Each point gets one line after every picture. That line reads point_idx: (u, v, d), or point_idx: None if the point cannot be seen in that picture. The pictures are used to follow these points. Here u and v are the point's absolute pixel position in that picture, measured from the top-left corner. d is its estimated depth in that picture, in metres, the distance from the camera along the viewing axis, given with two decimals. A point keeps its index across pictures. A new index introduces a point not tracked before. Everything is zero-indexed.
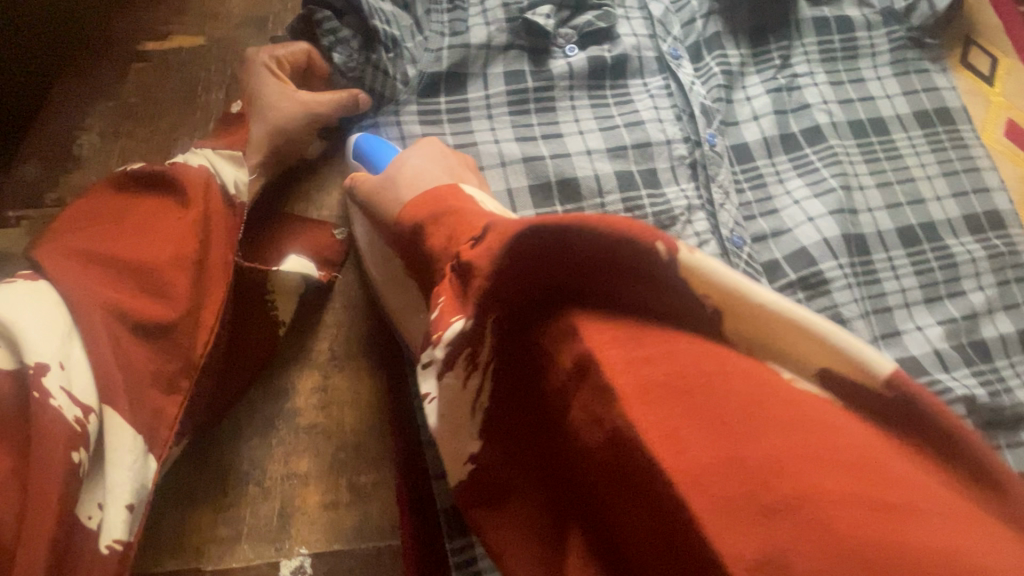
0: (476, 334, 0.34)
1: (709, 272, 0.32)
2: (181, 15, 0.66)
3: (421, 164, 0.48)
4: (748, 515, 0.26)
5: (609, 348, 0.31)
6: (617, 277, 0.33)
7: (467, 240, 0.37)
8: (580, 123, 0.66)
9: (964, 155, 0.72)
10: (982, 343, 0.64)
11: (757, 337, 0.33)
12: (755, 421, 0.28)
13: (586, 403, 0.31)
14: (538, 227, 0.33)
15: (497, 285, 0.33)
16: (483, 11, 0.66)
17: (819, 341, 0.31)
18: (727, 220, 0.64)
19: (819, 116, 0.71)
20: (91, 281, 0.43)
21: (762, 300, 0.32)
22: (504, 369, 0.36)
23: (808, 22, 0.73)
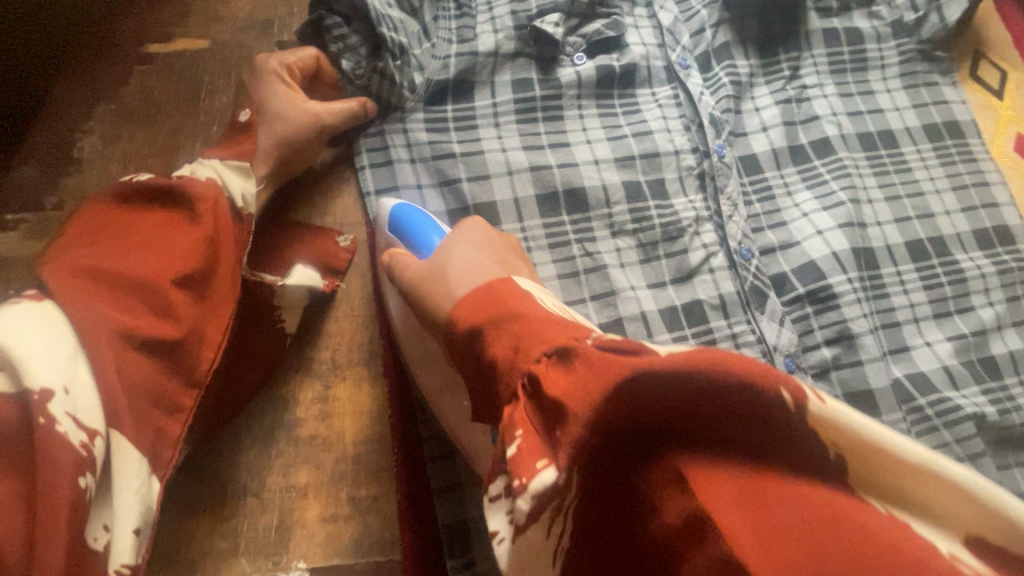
0: (565, 485, 0.29)
1: (842, 426, 0.27)
2: (185, 18, 0.65)
3: (473, 257, 0.45)
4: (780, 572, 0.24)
5: (720, 498, 0.27)
6: (719, 418, 0.28)
7: (540, 356, 0.32)
8: (588, 133, 0.65)
9: (973, 168, 0.72)
10: (991, 360, 0.63)
11: (895, 494, 0.28)
12: (828, 512, 0.26)
13: (696, 561, 0.26)
14: (641, 371, 0.28)
15: (591, 431, 0.29)
16: (492, 18, 0.65)
17: (976, 505, 0.27)
18: (736, 232, 0.63)
19: (827, 128, 0.70)
20: (94, 296, 0.42)
21: (906, 456, 0.27)
22: (593, 504, 0.31)
23: (818, 33, 0.73)
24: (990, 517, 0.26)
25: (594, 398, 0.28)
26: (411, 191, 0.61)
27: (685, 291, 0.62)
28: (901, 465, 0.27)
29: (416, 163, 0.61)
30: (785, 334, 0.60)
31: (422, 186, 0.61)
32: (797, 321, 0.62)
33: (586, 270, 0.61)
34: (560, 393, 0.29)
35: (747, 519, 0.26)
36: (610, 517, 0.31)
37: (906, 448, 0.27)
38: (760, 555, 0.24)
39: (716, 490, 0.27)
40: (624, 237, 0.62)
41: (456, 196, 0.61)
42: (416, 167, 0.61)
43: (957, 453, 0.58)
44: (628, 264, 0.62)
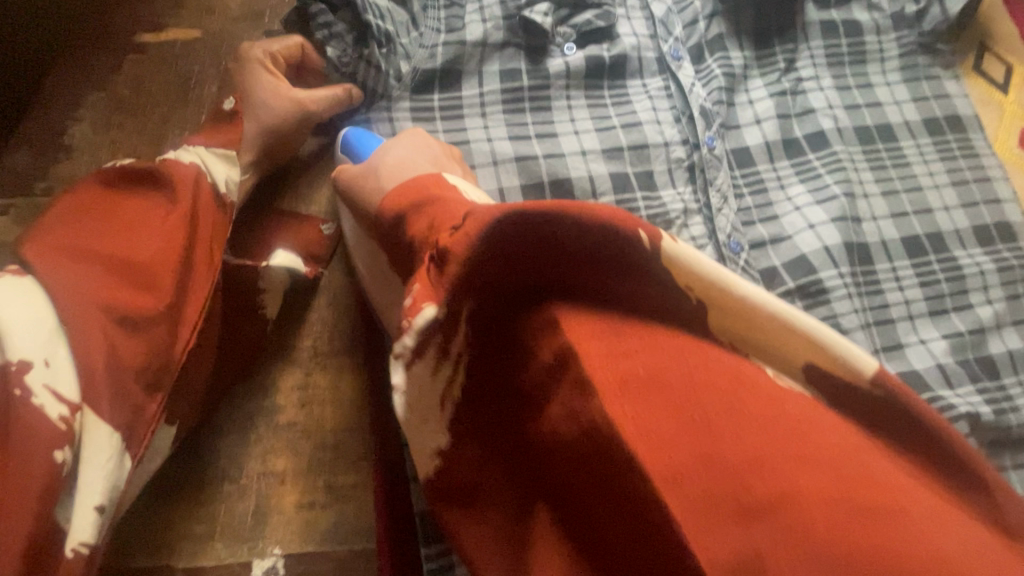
0: (453, 324, 0.33)
1: (692, 262, 0.32)
2: (178, 8, 0.66)
3: (405, 153, 0.48)
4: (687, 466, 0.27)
5: (588, 341, 0.31)
6: (592, 268, 0.32)
7: (446, 228, 0.35)
8: (576, 123, 0.64)
9: (974, 164, 0.70)
10: (989, 360, 0.62)
11: (735, 329, 0.33)
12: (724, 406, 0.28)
13: (565, 396, 0.31)
14: (519, 219, 0.32)
15: (476, 278, 0.33)
16: (480, 8, 0.65)
17: (797, 332, 0.32)
18: (725, 225, 0.62)
19: (823, 121, 0.69)
20: (77, 274, 0.42)
21: (744, 292, 0.32)
22: (485, 363, 0.35)
23: (815, 25, 0.71)
24: (804, 345, 0.32)
25: (484, 248, 0.32)
26: None
27: None
28: (739, 303, 0.32)
29: None
30: None
31: None
32: None
33: None
34: (455, 246, 0.32)
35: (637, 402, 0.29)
36: (502, 378, 0.35)
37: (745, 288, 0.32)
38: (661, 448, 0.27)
39: (581, 331, 0.31)
40: None
41: None
42: None
43: None
44: None
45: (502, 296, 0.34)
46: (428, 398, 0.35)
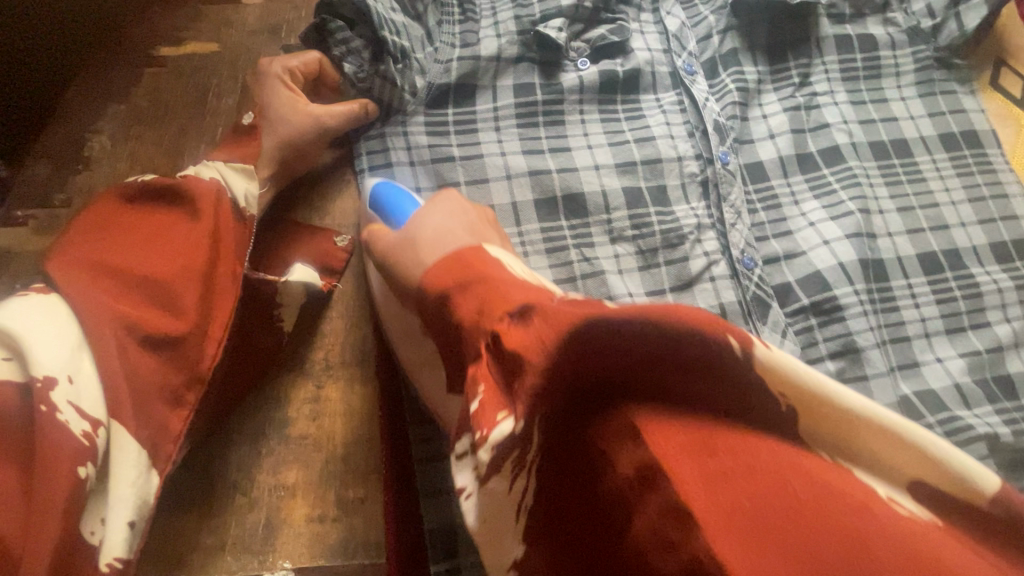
0: (523, 438, 0.29)
1: (789, 369, 0.28)
2: (197, 22, 0.67)
3: (445, 221, 0.44)
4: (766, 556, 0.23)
5: (676, 454, 0.26)
6: (679, 371, 0.28)
7: (502, 314, 0.32)
8: (590, 138, 0.64)
9: (991, 180, 0.70)
10: (1008, 379, 0.61)
11: (845, 445, 0.28)
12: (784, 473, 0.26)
13: (649, 515, 0.26)
14: (593, 318, 0.28)
15: (550, 385, 0.29)
16: (495, 23, 0.65)
17: (913, 450, 0.27)
18: (739, 241, 0.62)
19: (837, 136, 0.68)
20: (100, 292, 0.43)
21: (849, 405, 0.28)
22: (554, 478, 0.30)
23: (830, 39, 0.71)
24: (921, 464, 0.27)
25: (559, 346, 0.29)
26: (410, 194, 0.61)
27: (685, 299, 0.60)
28: (845, 416, 0.28)
29: (415, 165, 0.61)
30: (787, 346, 0.59)
31: (420, 188, 0.61)
32: (800, 333, 0.60)
33: (584, 276, 0.60)
34: (525, 349, 0.29)
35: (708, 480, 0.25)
36: (574, 502, 0.30)
37: (849, 400, 0.28)
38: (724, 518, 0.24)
39: (668, 443, 0.27)
40: (624, 243, 0.61)
41: None
42: (415, 170, 0.61)
43: None
44: (626, 271, 0.60)
45: (567, 401, 0.29)
46: (505, 520, 0.31)
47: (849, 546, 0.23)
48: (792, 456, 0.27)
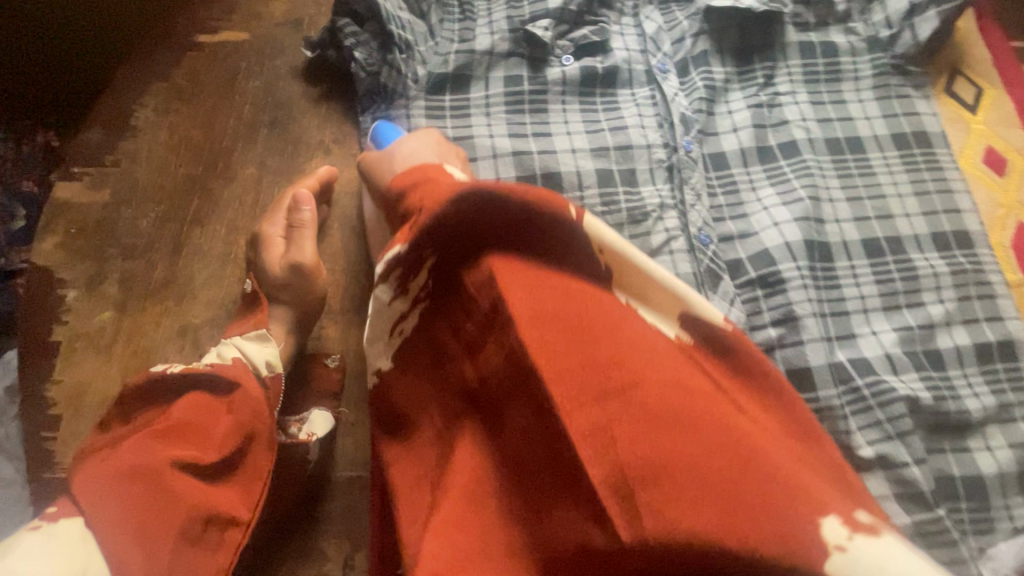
0: (416, 258, 0.43)
1: (601, 235, 0.43)
2: (231, 14, 0.75)
3: (416, 145, 0.58)
4: (593, 420, 0.35)
5: (519, 300, 0.39)
6: (528, 229, 0.43)
7: (429, 202, 0.43)
8: (569, 126, 0.73)
9: (938, 176, 0.76)
10: (937, 353, 0.67)
11: (631, 289, 0.44)
12: (619, 369, 0.36)
13: (503, 343, 0.39)
14: (485, 188, 0.42)
15: (437, 233, 0.42)
16: (490, 22, 0.74)
17: (667, 292, 0.43)
18: (696, 220, 0.70)
19: (795, 132, 0.76)
20: (116, 515, 0.42)
21: (633, 257, 0.43)
22: (438, 303, 0.45)
23: (794, 46, 0.79)
24: (676, 303, 0.43)
25: (447, 210, 0.42)
26: None
27: None
28: (629, 263, 0.43)
29: None
30: (733, 313, 0.66)
31: None
32: (746, 302, 0.68)
33: None
34: (432, 206, 0.43)
35: (563, 375, 0.36)
36: (439, 311, 0.45)
37: (636, 255, 0.44)
38: (575, 400, 0.35)
39: (510, 271, 0.41)
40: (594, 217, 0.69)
41: None
42: None
43: (887, 430, 0.62)
44: None
45: (459, 246, 0.43)
46: (384, 333, 0.46)
47: (657, 431, 0.33)
48: (625, 351, 0.37)
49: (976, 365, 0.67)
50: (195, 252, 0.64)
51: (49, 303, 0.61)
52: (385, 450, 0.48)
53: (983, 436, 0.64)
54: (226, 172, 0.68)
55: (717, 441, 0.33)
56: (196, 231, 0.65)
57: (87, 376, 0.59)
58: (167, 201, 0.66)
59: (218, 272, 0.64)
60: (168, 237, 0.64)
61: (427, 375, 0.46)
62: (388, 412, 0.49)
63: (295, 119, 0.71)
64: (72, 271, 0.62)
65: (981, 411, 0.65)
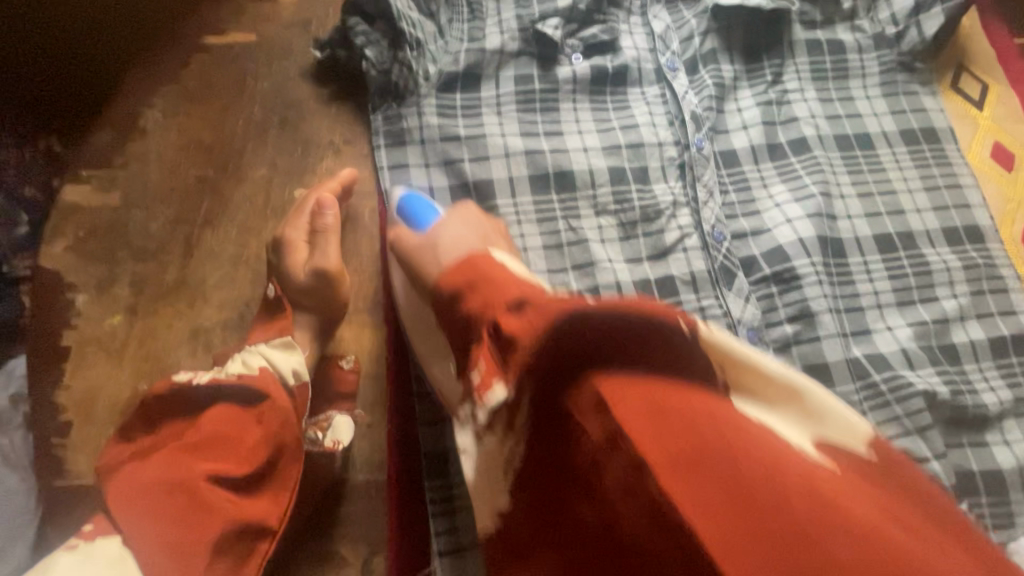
0: (514, 403, 0.36)
1: (727, 348, 0.34)
2: (238, 15, 0.75)
3: (461, 230, 0.50)
4: (743, 557, 0.25)
5: (637, 424, 0.30)
6: (640, 344, 0.34)
7: (502, 306, 0.39)
8: (580, 125, 0.73)
9: (947, 172, 0.77)
10: (951, 348, 0.67)
11: (767, 401, 0.34)
12: (761, 482, 0.27)
13: (616, 474, 0.30)
14: (577, 317, 0.35)
15: (533, 362, 0.35)
16: (499, 22, 0.74)
17: (817, 408, 0.34)
18: (709, 217, 0.69)
19: (805, 129, 0.76)
20: (151, 530, 0.42)
21: (766, 368, 0.34)
22: (537, 438, 0.36)
23: (801, 43, 0.79)
24: (810, 420, 0.33)
25: (544, 328, 0.35)
26: (420, 168, 0.69)
27: (660, 267, 0.68)
28: (764, 374, 0.34)
29: (426, 143, 0.69)
30: (749, 310, 0.66)
31: (428, 163, 0.69)
32: (762, 298, 0.67)
33: (569, 244, 0.68)
34: (522, 334, 0.36)
35: (694, 497, 0.27)
36: (540, 452, 0.36)
37: (771, 366, 0.34)
38: (715, 530, 0.26)
39: (621, 393, 0.32)
40: (607, 215, 0.69)
41: (457, 174, 0.69)
42: (425, 147, 0.69)
43: (906, 426, 0.62)
44: (608, 240, 0.68)
45: (555, 362, 0.34)
46: (493, 470, 0.39)
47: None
48: (776, 468, 0.28)
49: (991, 358, 0.67)
50: (205, 254, 0.63)
51: (59, 307, 0.60)
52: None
53: (1001, 430, 0.64)
54: (236, 174, 0.67)
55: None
56: (206, 233, 0.64)
57: (98, 380, 0.58)
58: (177, 203, 0.65)
59: (230, 274, 0.63)
60: (178, 239, 0.64)
61: (528, 532, 0.37)
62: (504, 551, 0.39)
63: (305, 120, 0.70)
64: (81, 275, 0.62)
65: (998, 405, 0.65)
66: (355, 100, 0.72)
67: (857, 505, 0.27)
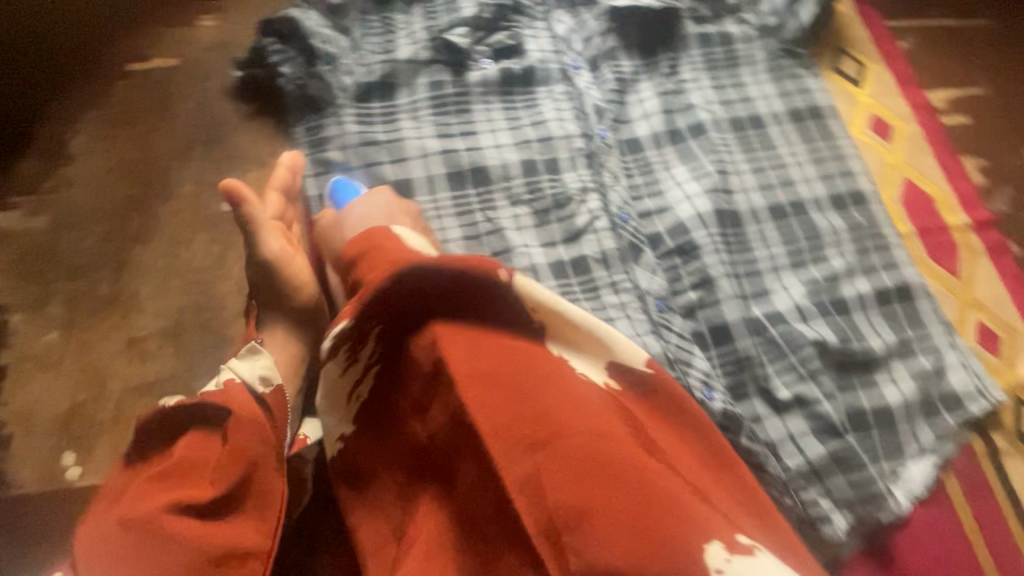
0: (360, 337, 0.46)
1: (539, 296, 0.46)
2: (159, 41, 0.78)
3: (369, 211, 0.64)
4: (524, 462, 0.36)
5: (457, 360, 0.40)
6: (463, 295, 0.45)
7: (377, 272, 0.48)
8: (493, 124, 0.78)
9: (832, 146, 0.84)
10: (841, 301, 0.74)
11: (561, 333, 0.47)
12: (550, 399, 0.39)
13: (443, 394, 0.40)
14: (422, 263, 0.46)
15: (376, 307, 0.45)
16: (410, 34, 0.79)
17: (600, 338, 0.47)
18: (616, 199, 0.76)
19: (701, 114, 0.83)
20: (119, 562, 0.39)
21: (568, 312, 0.46)
22: (386, 365, 0.46)
23: (693, 37, 0.86)
24: (605, 351, 0.48)
25: (392, 278, 0.46)
26: (342, 173, 0.73)
27: (574, 248, 0.73)
28: (562, 316, 0.46)
29: (346, 149, 0.74)
30: (656, 281, 0.72)
31: (350, 168, 0.73)
32: (667, 270, 0.73)
33: (486, 233, 0.73)
34: (376, 281, 0.46)
35: (491, 418, 0.38)
36: (385, 383, 0.47)
37: (575, 311, 0.47)
38: (508, 443, 0.37)
39: (452, 341, 0.42)
40: (521, 205, 0.75)
41: (377, 176, 0.73)
42: (346, 153, 0.73)
43: (800, 372, 0.69)
44: (524, 227, 0.74)
45: (404, 308, 0.45)
46: (339, 398, 0.49)
47: (599, 485, 0.35)
48: (570, 402, 0.39)
49: (877, 308, 0.74)
50: (137, 268, 0.66)
51: None
52: (353, 510, 0.49)
53: (888, 370, 0.71)
54: (164, 190, 0.70)
55: (645, 486, 0.35)
56: (138, 246, 0.67)
57: (37, 394, 0.60)
58: (107, 223, 0.68)
59: (162, 285, 0.66)
60: (110, 257, 0.66)
61: (362, 455, 0.49)
62: (354, 466, 0.49)
63: (230, 136, 0.74)
64: (14, 296, 0.64)
65: (884, 347, 0.71)
66: (278, 114, 0.76)
67: (614, 427, 0.39)
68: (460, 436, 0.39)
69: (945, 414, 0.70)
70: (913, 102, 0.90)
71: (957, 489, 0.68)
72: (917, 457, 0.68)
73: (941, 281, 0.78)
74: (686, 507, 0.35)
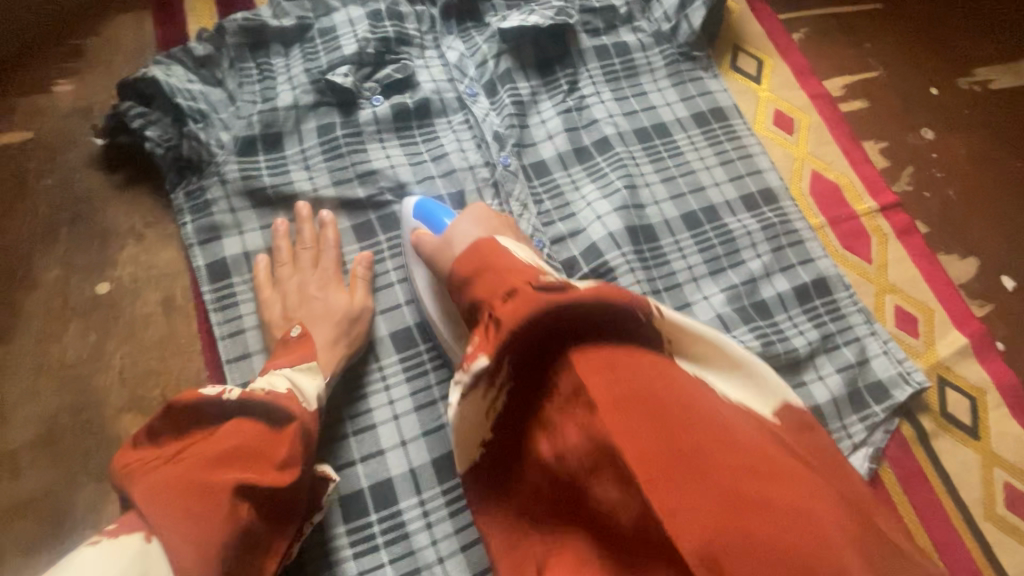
0: (496, 368, 0.41)
1: (674, 323, 0.44)
2: (9, 115, 0.71)
3: (467, 227, 0.55)
4: (675, 489, 0.33)
5: (594, 377, 0.38)
6: (610, 323, 0.41)
7: (498, 295, 0.42)
8: (391, 160, 0.75)
9: (737, 144, 0.84)
10: (761, 303, 0.74)
11: (695, 355, 0.45)
12: (694, 419, 0.36)
13: (578, 420, 0.38)
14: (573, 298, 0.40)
15: (519, 336, 0.40)
16: (290, 79, 0.74)
17: (731, 356, 0.47)
18: (527, 227, 0.73)
19: (606, 129, 0.81)
20: (181, 524, 0.39)
21: (701, 334, 0.45)
22: (519, 394, 0.43)
23: (589, 51, 0.85)
24: (740, 378, 0.46)
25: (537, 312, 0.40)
26: (233, 237, 0.68)
27: None
28: (695, 335, 0.45)
29: (237, 211, 0.68)
30: None
31: (242, 230, 0.68)
32: None
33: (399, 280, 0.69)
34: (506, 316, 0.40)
35: (637, 441, 0.35)
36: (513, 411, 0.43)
37: (705, 332, 0.46)
38: (655, 467, 0.34)
39: (591, 362, 0.39)
40: None
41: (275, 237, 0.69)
42: (238, 215, 0.68)
43: None
44: None
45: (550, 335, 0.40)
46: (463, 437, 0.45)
47: (746, 499, 0.33)
48: (717, 432, 0.36)
49: (798, 306, 0.74)
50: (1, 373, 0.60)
51: None
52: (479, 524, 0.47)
53: (814, 368, 0.71)
54: (27, 280, 0.64)
55: (804, 519, 0.32)
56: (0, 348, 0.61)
57: None
58: None
59: (33, 389, 0.59)
60: None
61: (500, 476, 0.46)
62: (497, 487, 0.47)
63: (101, 211, 0.68)
64: None
65: (807, 346, 0.71)
66: (154, 179, 0.70)
67: (766, 454, 0.37)
68: (601, 461, 0.37)
69: (872, 403, 0.70)
70: (812, 93, 0.91)
71: (891, 478, 0.68)
72: (851, 452, 0.68)
73: (855, 269, 0.79)
74: (824, 527, 0.32)
